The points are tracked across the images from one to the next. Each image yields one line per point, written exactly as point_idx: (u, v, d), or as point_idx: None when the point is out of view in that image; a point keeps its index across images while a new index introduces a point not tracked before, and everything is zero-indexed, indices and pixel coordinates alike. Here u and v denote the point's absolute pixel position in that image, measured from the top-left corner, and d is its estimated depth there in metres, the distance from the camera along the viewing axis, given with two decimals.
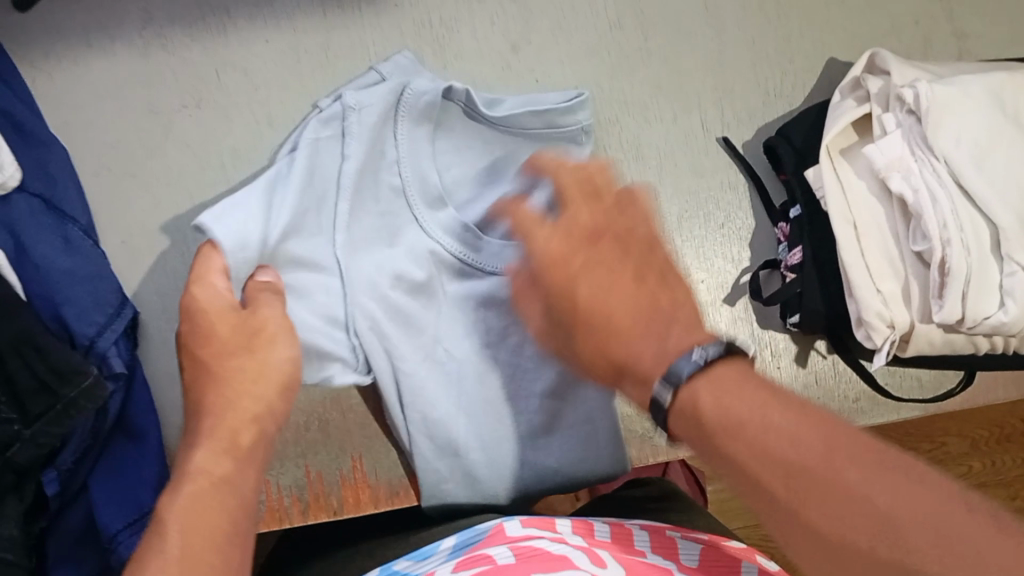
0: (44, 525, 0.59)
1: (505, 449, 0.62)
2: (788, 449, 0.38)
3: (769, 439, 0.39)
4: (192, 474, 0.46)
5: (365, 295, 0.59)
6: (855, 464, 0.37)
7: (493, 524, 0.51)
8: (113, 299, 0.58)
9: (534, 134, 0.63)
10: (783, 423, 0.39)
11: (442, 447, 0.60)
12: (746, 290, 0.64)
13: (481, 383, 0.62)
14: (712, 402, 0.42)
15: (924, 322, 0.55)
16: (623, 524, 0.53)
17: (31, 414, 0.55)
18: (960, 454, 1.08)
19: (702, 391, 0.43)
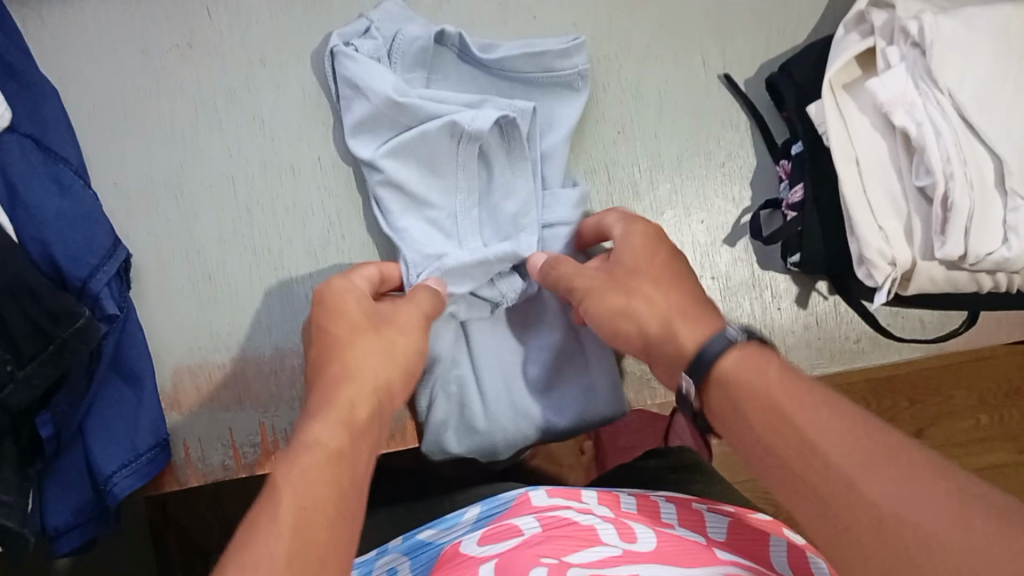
0: (40, 469, 0.59)
1: (506, 400, 0.60)
2: (821, 446, 0.39)
3: (783, 426, 0.41)
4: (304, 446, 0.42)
5: (413, 216, 0.59)
6: (880, 471, 0.37)
7: (519, 492, 0.51)
8: (104, 242, 0.58)
9: (527, 79, 0.62)
10: (819, 423, 0.40)
11: (445, 396, 0.59)
12: (747, 230, 0.62)
13: (483, 340, 0.61)
14: (761, 387, 0.43)
15: (926, 258, 0.54)
16: (650, 496, 0.53)
17: (25, 355, 0.55)
18: (968, 408, 1.07)
19: (750, 378, 0.44)
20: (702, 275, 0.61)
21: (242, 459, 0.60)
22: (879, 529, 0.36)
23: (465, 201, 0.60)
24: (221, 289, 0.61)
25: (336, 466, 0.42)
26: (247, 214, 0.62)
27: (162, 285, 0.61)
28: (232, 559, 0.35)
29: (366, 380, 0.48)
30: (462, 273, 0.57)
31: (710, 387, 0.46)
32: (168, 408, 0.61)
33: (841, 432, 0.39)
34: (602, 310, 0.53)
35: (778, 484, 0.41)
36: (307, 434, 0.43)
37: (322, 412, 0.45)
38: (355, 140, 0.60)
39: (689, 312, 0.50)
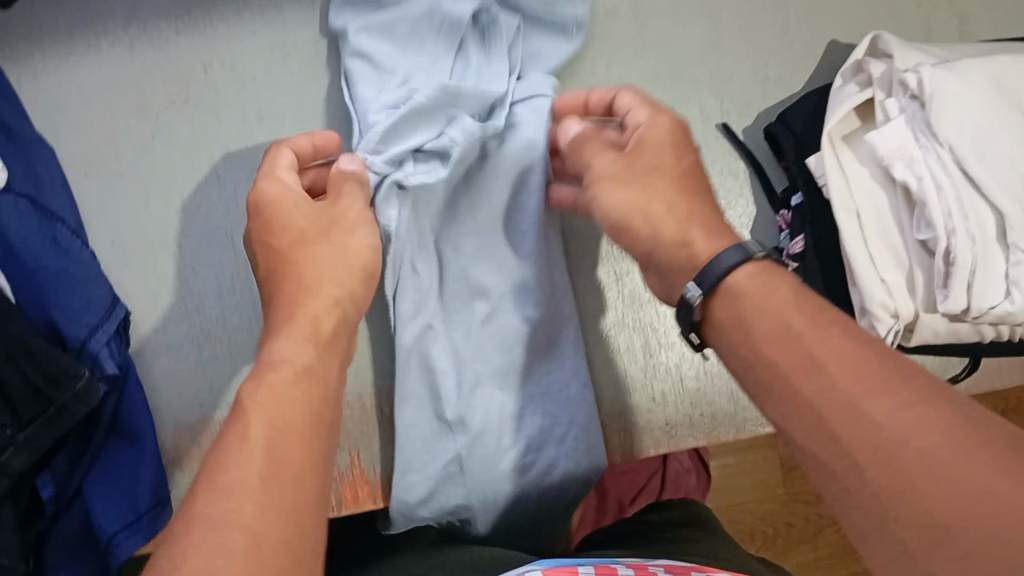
0: (41, 531, 0.59)
1: (488, 370, 0.60)
2: (826, 362, 0.41)
3: (783, 339, 0.43)
4: (272, 364, 0.45)
5: (374, 89, 0.60)
6: (886, 394, 0.38)
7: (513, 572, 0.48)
8: (102, 300, 0.57)
9: (521, 11, 0.63)
10: (831, 344, 0.41)
11: (420, 311, 0.60)
12: None
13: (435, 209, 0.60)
14: (780, 313, 0.44)
15: (929, 311, 0.54)
16: (648, 567, 0.50)
17: (24, 419, 0.55)
18: None
19: (757, 293, 0.45)
20: None
21: None
22: (882, 453, 0.37)
23: (431, 81, 0.60)
24: (220, 343, 0.61)
25: (304, 383, 0.45)
26: (247, 270, 0.61)
27: (162, 343, 0.61)
28: (208, 474, 0.39)
29: (328, 296, 0.51)
30: (405, 125, 0.58)
31: (716, 294, 0.47)
32: (169, 465, 0.60)
33: (845, 352, 0.41)
34: (616, 201, 0.53)
35: (780, 401, 0.43)
36: (271, 350, 0.46)
37: (283, 329, 0.48)
38: (336, 15, 0.62)
39: (717, 237, 0.50)
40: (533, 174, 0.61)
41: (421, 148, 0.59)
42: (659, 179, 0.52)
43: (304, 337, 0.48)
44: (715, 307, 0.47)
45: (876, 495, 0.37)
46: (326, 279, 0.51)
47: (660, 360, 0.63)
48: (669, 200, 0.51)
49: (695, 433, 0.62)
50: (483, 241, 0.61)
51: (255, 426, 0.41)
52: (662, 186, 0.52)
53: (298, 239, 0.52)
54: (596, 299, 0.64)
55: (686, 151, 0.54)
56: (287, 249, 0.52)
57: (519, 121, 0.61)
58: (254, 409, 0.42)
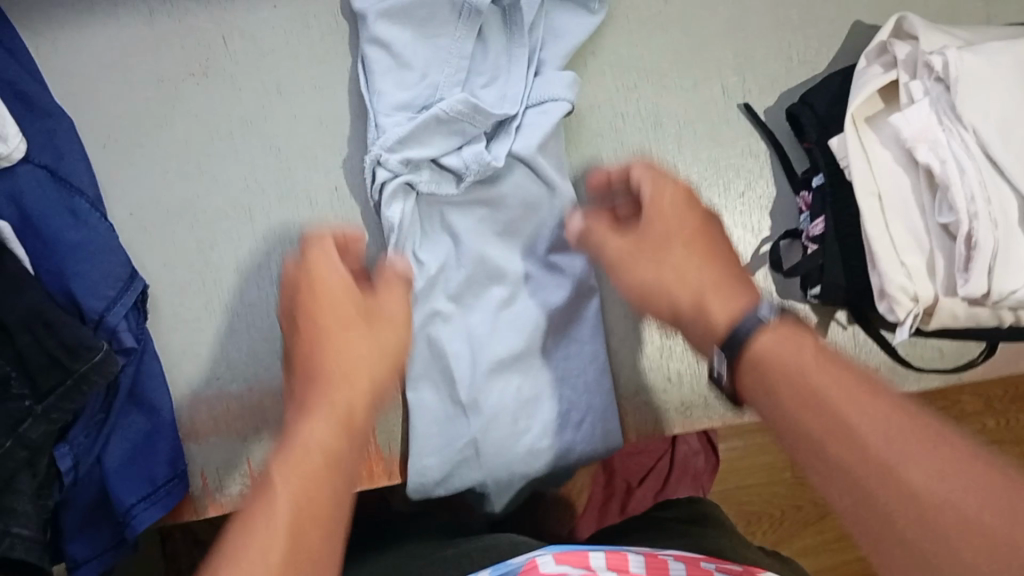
0: (58, 500, 0.58)
1: (500, 354, 0.60)
2: (858, 425, 0.42)
3: (818, 395, 0.44)
4: (298, 443, 0.46)
5: (392, 81, 0.60)
6: (909, 446, 0.41)
7: (525, 558, 0.50)
8: (121, 273, 0.58)
9: None
10: (861, 405, 0.43)
11: (433, 295, 0.60)
12: (766, 261, 0.61)
13: (451, 207, 0.61)
14: (797, 365, 0.46)
15: (949, 294, 0.53)
16: (657, 554, 0.52)
17: (43, 389, 0.55)
18: (975, 412, 1.13)
19: (782, 357, 0.47)
20: None
21: None
22: (920, 512, 0.39)
23: (448, 76, 0.60)
24: (237, 316, 0.61)
25: (330, 468, 0.46)
26: (265, 245, 0.62)
27: (179, 315, 0.61)
28: (227, 557, 0.40)
29: (360, 378, 0.50)
30: (423, 136, 0.58)
31: (739, 360, 0.49)
32: (186, 437, 0.60)
33: (877, 413, 0.43)
34: (636, 275, 0.55)
35: (809, 458, 0.44)
36: (301, 429, 0.47)
37: (318, 408, 0.48)
38: None
39: (722, 286, 0.52)
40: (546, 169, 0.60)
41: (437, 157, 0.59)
42: (673, 255, 0.54)
43: (336, 416, 0.48)
44: (742, 375, 0.49)
45: (911, 554, 0.39)
46: (354, 363, 0.51)
47: (675, 341, 0.62)
48: (687, 260, 0.53)
49: (709, 414, 0.63)
50: (496, 224, 0.61)
51: (281, 509, 0.42)
52: (675, 261, 0.54)
53: (309, 313, 0.52)
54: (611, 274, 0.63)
55: (700, 209, 0.56)
56: (318, 331, 0.52)
57: (538, 109, 0.61)
58: (281, 491, 0.43)
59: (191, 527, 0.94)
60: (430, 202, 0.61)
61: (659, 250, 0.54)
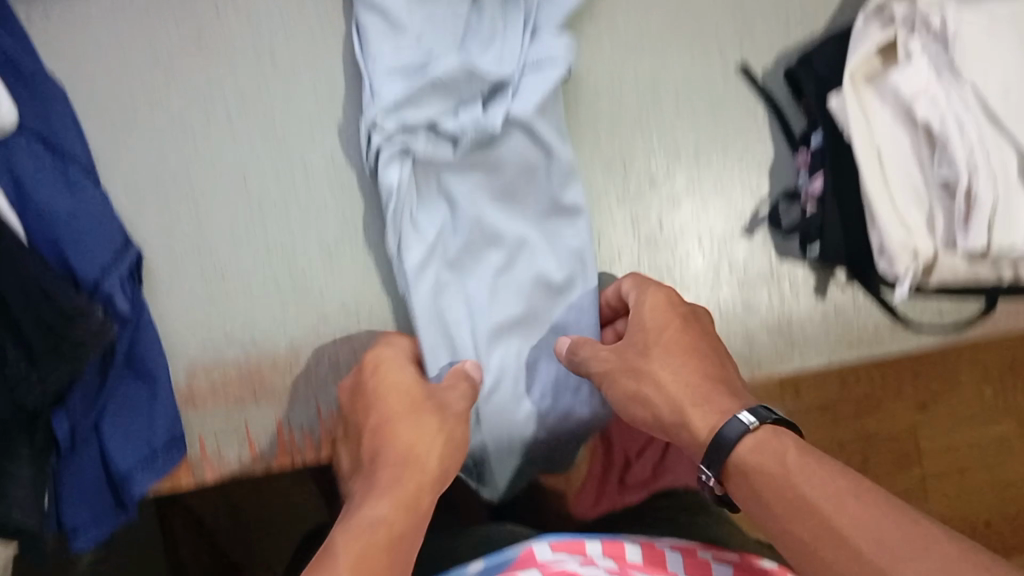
0: (55, 468, 0.58)
1: (500, 320, 0.60)
2: (847, 530, 0.43)
3: (807, 499, 0.45)
4: (354, 523, 0.46)
5: (387, 44, 0.59)
6: (895, 544, 0.41)
7: (524, 549, 0.56)
8: (115, 240, 0.58)
9: None
10: (848, 510, 0.44)
11: (433, 263, 0.59)
12: (765, 222, 0.62)
13: (449, 174, 0.60)
14: (784, 477, 0.46)
15: (947, 251, 0.54)
16: (655, 545, 0.57)
17: (40, 357, 0.54)
18: (971, 381, 1.14)
19: (769, 467, 0.47)
20: (720, 266, 0.61)
21: (257, 453, 0.61)
22: None
23: (443, 39, 0.60)
24: (235, 285, 0.61)
25: (391, 546, 0.46)
26: (260, 212, 0.61)
27: (175, 283, 0.60)
28: None
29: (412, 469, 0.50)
30: (419, 99, 0.58)
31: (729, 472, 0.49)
32: (183, 403, 0.60)
33: (863, 517, 0.43)
34: (617, 394, 0.55)
35: (806, 564, 0.45)
36: (368, 511, 0.47)
37: (380, 492, 0.49)
38: None
39: (705, 396, 0.52)
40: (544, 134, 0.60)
41: (434, 122, 0.59)
42: (655, 359, 0.54)
43: (394, 497, 0.48)
44: (734, 487, 0.49)
45: None
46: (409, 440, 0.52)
47: None
48: (672, 372, 0.53)
49: None
50: (494, 189, 0.60)
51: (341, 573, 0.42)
52: (659, 373, 0.53)
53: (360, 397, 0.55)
54: (613, 235, 0.61)
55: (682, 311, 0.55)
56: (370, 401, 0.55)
57: (536, 69, 0.60)
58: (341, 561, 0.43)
59: (189, 502, 0.96)
60: (428, 168, 0.60)
61: (645, 358, 0.54)
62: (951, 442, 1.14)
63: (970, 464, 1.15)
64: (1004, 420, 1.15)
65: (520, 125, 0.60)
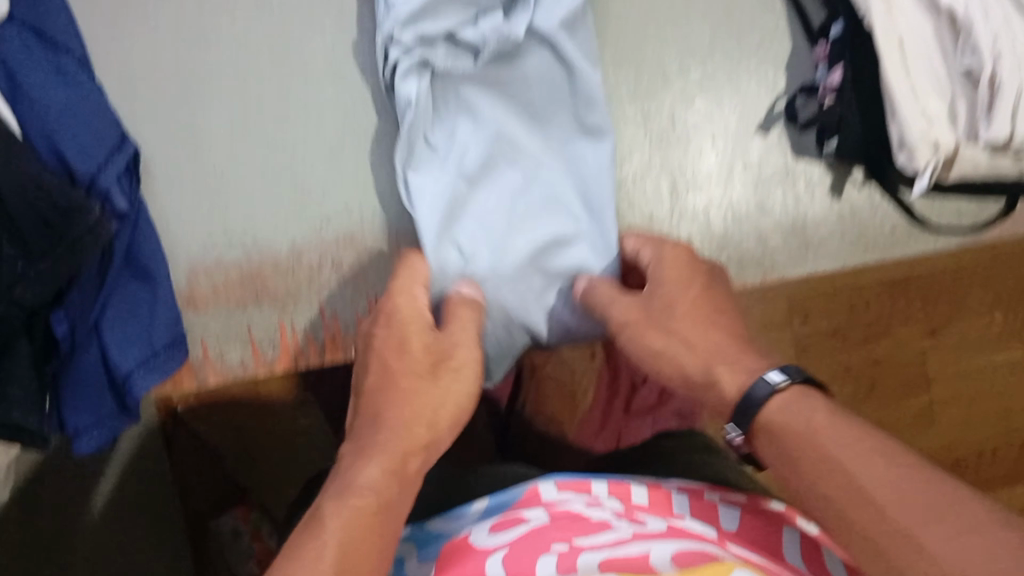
0: (54, 370, 0.58)
1: (518, 241, 0.58)
2: (876, 493, 0.40)
3: (841, 470, 0.42)
4: (348, 488, 0.44)
5: None
6: (916, 498, 0.39)
7: (526, 487, 0.56)
8: (111, 135, 0.56)
9: None
10: (879, 471, 0.41)
11: (446, 179, 0.57)
12: (782, 118, 0.62)
13: (469, 91, 0.58)
14: (812, 439, 0.44)
15: (969, 142, 0.54)
16: (662, 487, 0.57)
17: (34, 251, 0.52)
18: (987, 304, 1.11)
19: (794, 425, 0.45)
20: (733, 164, 0.61)
21: (261, 357, 0.61)
22: None
23: None
24: (235, 184, 0.59)
25: (375, 524, 0.43)
26: (260, 107, 0.60)
27: (175, 181, 0.59)
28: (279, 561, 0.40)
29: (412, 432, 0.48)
30: (435, 8, 0.57)
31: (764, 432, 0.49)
32: (184, 305, 0.59)
33: (897, 482, 0.40)
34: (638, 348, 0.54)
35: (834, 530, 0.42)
36: (358, 472, 0.45)
37: (375, 451, 0.47)
38: None
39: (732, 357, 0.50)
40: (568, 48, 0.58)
41: (451, 33, 0.58)
42: (677, 316, 0.53)
43: (391, 466, 0.46)
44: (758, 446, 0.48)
45: None
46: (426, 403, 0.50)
47: (687, 203, 0.60)
48: (695, 326, 0.52)
49: None
50: (514, 103, 0.58)
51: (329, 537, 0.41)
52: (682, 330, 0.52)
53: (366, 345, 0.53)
54: (630, 146, 0.60)
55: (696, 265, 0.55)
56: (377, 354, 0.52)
57: None
58: (332, 515, 0.42)
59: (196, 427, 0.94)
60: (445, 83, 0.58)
61: (664, 311, 0.53)
62: (962, 366, 1.13)
63: (977, 389, 1.15)
64: (1014, 346, 1.14)
65: (541, 41, 0.59)
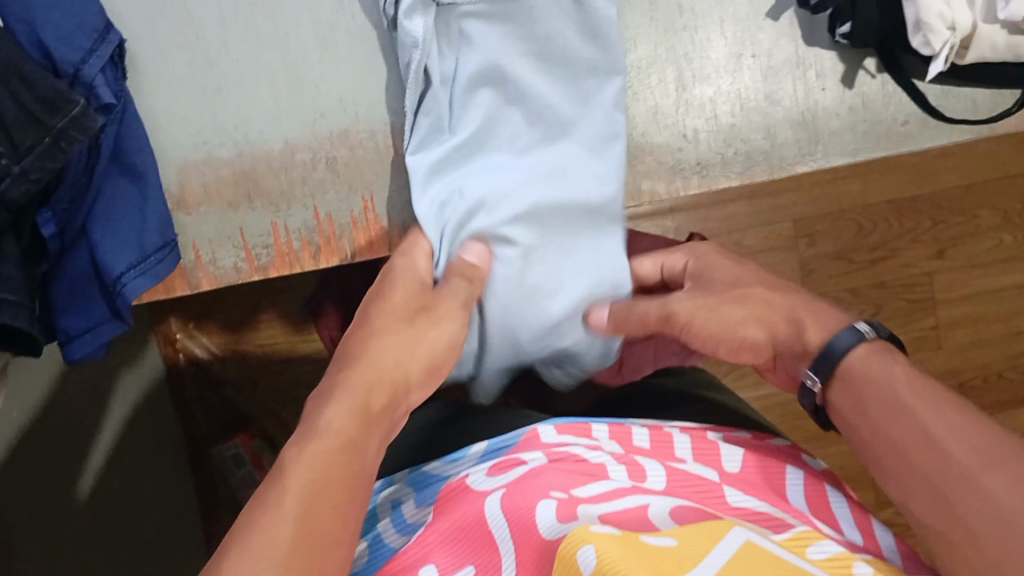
0: (45, 270, 0.57)
1: (528, 201, 0.56)
2: (942, 437, 0.41)
3: (900, 422, 0.43)
4: (315, 429, 0.43)
5: None
6: (975, 444, 0.40)
7: (524, 428, 0.53)
8: (97, 24, 0.52)
9: None
10: (946, 419, 0.42)
11: (453, 136, 0.56)
12: (793, 2, 0.59)
13: (478, 31, 0.56)
14: (886, 390, 0.45)
15: (987, 23, 0.56)
16: (663, 427, 0.54)
17: (21, 148, 0.50)
18: (992, 227, 1.11)
19: (872, 376, 0.46)
20: (743, 55, 0.60)
21: (255, 261, 0.59)
22: (998, 527, 0.38)
23: None
24: (225, 76, 0.57)
25: (346, 453, 0.42)
26: None
27: (163, 73, 0.57)
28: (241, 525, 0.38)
29: (391, 375, 0.48)
30: None
31: (834, 380, 0.48)
32: (175, 207, 0.58)
33: (960, 425, 0.41)
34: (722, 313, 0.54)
35: (896, 476, 0.43)
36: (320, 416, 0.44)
37: (340, 393, 0.46)
38: None
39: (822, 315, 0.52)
40: None
41: None
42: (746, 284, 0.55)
43: (358, 412, 0.45)
44: (833, 391, 0.48)
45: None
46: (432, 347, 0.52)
47: (695, 94, 0.60)
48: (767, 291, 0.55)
49: (727, 173, 0.61)
50: (522, 38, 0.56)
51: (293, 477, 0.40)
52: (754, 294, 0.55)
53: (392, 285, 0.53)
54: (649, 66, 0.59)
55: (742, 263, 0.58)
56: (382, 312, 0.51)
57: None
58: (297, 463, 0.41)
59: (206, 364, 0.98)
60: (450, 15, 0.56)
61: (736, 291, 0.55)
62: (970, 289, 1.12)
63: (984, 311, 1.13)
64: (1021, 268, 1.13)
65: None
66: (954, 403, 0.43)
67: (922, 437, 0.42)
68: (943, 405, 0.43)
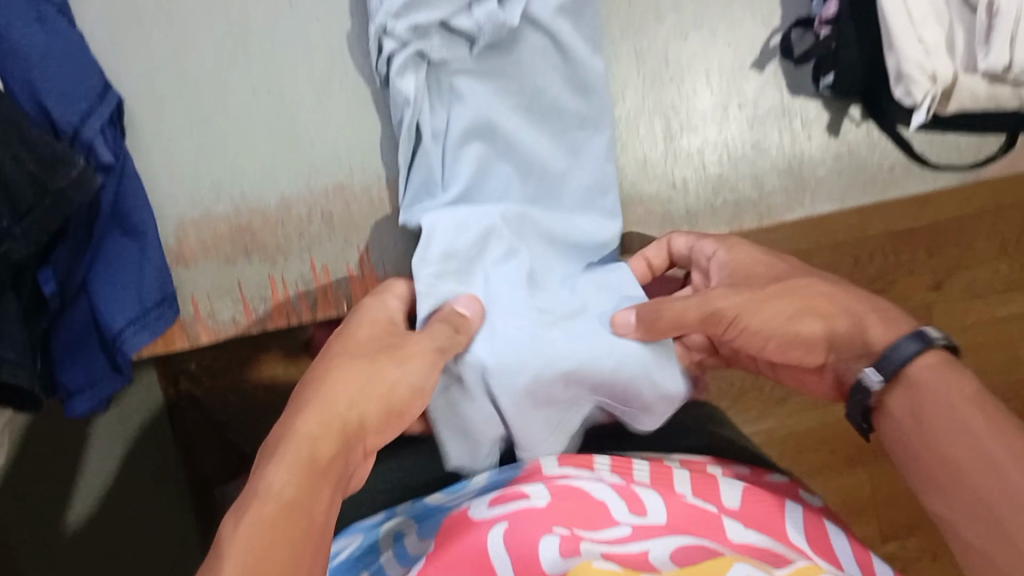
0: (48, 327, 0.58)
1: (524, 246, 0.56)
2: (990, 450, 0.43)
3: (953, 440, 0.45)
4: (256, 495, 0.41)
5: None
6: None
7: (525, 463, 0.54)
8: (95, 83, 0.54)
9: None
10: (998, 437, 0.43)
11: (452, 191, 0.56)
12: (776, 54, 0.61)
13: (468, 83, 0.57)
14: (945, 408, 0.45)
15: (968, 72, 0.57)
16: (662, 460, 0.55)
17: (22, 209, 0.50)
18: (988, 258, 1.11)
19: (934, 387, 0.46)
20: (729, 105, 0.61)
21: (253, 313, 0.60)
22: None
23: None
24: (221, 133, 0.58)
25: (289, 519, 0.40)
26: (245, 52, 0.59)
27: (161, 131, 0.58)
28: None
29: (347, 419, 0.46)
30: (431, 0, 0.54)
31: (898, 382, 0.48)
32: (174, 262, 0.59)
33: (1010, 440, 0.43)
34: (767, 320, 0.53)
35: (920, 474, 0.47)
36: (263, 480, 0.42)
37: (280, 454, 0.43)
38: None
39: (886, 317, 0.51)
40: (562, 33, 0.57)
41: (446, 20, 0.55)
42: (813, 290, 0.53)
43: (304, 467, 0.43)
44: (894, 396, 0.48)
45: None
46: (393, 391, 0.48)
47: (682, 145, 0.60)
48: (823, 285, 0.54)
49: (716, 222, 0.62)
50: (511, 94, 0.58)
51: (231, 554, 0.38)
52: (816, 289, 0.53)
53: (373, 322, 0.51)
54: (636, 116, 0.60)
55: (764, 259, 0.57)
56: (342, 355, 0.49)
57: None
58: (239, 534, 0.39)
59: (202, 401, 0.97)
60: (442, 71, 0.57)
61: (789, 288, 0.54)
62: (968, 320, 1.12)
63: (981, 342, 1.14)
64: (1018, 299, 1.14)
65: (541, 29, 0.57)
66: (980, 423, 0.44)
67: (981, 458, 0.43)
68: (974, 419, 0.45)
